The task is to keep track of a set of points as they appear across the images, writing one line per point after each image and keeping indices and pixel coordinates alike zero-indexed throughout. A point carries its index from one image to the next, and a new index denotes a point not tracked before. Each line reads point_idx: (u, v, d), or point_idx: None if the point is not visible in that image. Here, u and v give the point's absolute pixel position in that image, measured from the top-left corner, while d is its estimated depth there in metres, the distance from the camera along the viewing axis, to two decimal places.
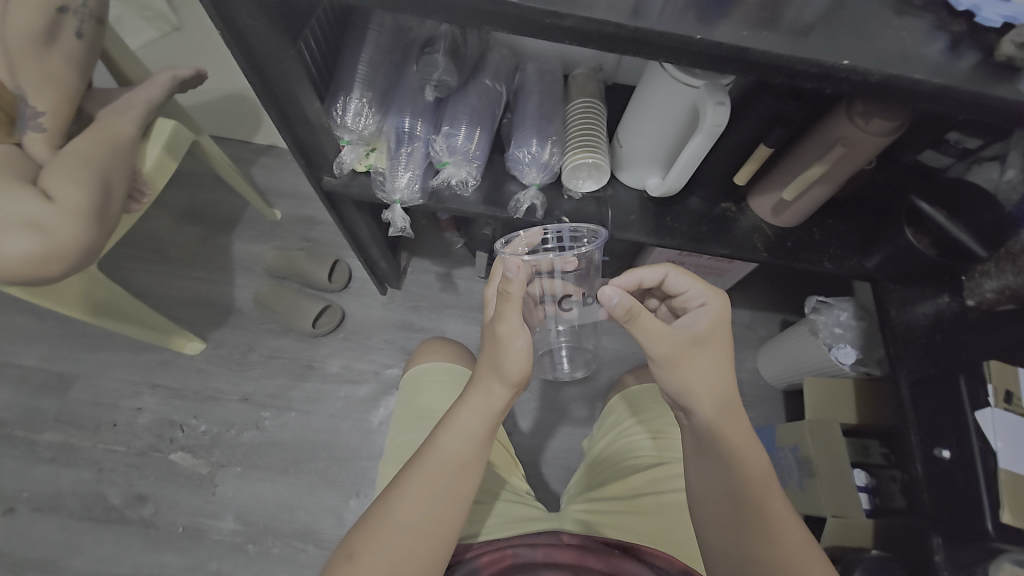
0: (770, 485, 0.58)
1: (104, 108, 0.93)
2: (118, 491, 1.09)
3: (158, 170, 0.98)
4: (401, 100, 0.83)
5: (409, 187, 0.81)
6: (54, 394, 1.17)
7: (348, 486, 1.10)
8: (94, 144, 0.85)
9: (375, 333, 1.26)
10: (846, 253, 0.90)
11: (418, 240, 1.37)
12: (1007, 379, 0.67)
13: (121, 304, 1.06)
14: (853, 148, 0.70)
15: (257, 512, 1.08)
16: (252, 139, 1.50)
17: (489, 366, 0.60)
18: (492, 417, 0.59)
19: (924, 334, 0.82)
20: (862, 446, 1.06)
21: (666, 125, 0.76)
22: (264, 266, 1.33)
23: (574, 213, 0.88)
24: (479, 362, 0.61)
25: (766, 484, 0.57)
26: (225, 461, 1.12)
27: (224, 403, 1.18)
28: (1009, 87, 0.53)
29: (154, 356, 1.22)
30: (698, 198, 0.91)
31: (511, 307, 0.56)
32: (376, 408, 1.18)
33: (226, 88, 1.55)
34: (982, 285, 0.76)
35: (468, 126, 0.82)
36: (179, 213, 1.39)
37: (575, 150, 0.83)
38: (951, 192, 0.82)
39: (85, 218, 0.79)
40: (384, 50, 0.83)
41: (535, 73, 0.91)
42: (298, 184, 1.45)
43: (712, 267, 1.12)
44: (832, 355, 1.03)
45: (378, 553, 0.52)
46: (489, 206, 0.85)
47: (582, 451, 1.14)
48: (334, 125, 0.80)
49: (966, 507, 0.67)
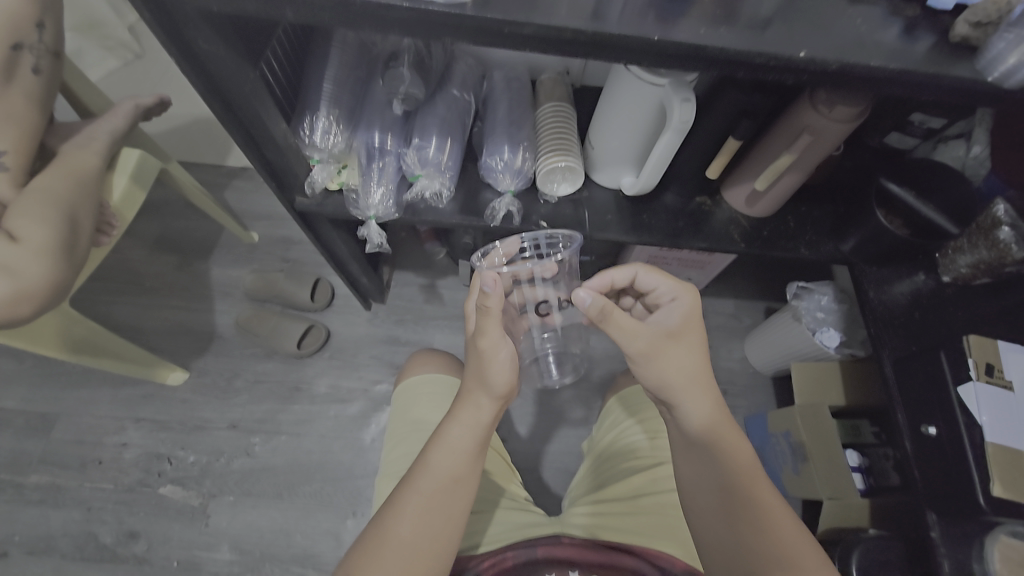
0: (758, 474, 0.57)
1: (67, 141, 0.91)
2: (109, 529, 1.06)
3: (126, 201, 0.96)
4: (370, 115, 0.82)
5: (383, 202, 0.81)
6: (36, 436, 1.14)
7: (344, 506, 1.09)
8: (57, 180, 0.82)
9: (362, 350, 1.25)
10: (822, 238, 0.91)
11: (398, 253, 1.36)
12: (987, 353, 0.68)
13: (99, 339, 1.03)
14: (820, 135, 0.70)
15: (253, 539, 1.06)
16: (224, 162, 1.48)
17: (476, 380, 0.59)
18: (482, 431, 0.59)
19: (902, 313, 0.83)
20: (853, 426, 1.07)
21: (637, 124, 0.76)
22: (243, 289, 1.31)
23: (551, 216, 0.87)
24: (466, 376, 0.61)
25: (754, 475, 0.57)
26: (217, 490, 1.10)
27: (212, 431, 1.16)
28: (966, 67, 0.54)
29: (138, 389, 1.20)
30: (673, 193, 0.91)
31: (490, 321, 0.56)
32: (367, 425, 1.17)
33: (194, 113, 1.53)
34: (957, 261, 0.77)
35: (438, 138, 0.81)
36: (154, 241, 1.37)
37: (547, 154, 0.83)
38: (918, 171, 0.84)
39: (53, 257, 0.77)
40: (349, 67, 0.81)
41: (502, 80, 0.91)
42: (273, 205, 1.44)
43: (693, 260, 1.13)
44: (816, 339, 1.04)
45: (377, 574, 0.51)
46: (466, 216, 0.85)
47: (579, 452, 1.13)
48: (302, 145, 0.79)
49: (958, 484, 0.67)
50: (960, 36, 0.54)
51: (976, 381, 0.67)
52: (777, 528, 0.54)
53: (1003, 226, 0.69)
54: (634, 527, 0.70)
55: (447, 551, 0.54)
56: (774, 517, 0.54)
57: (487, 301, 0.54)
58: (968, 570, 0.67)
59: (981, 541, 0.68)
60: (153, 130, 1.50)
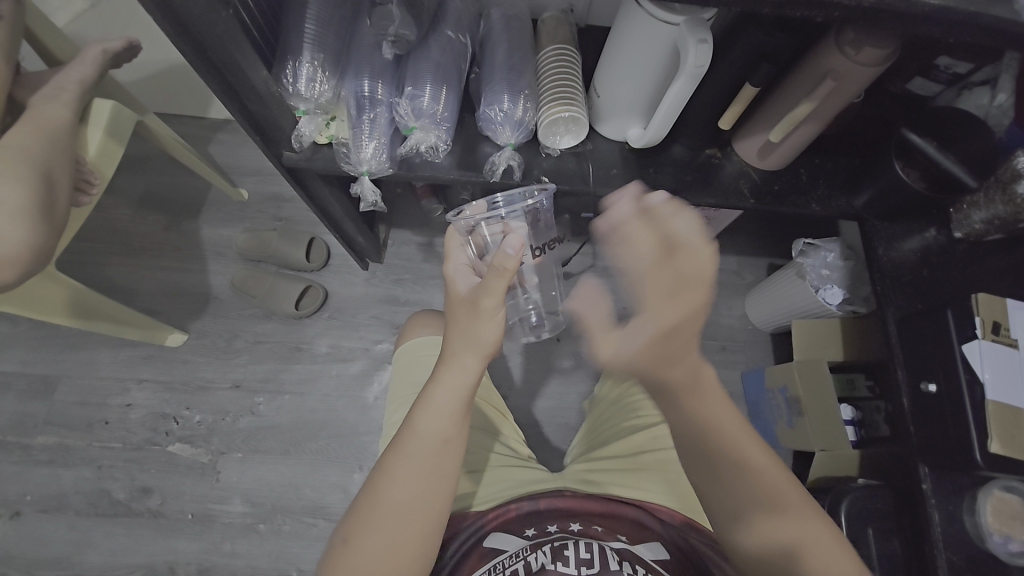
0: (733, 419, 0.57)
1: (35, 92, 0.85)
2: (121, 486, 1.09)
3: (103, 157, 0.91)
4: (358, 60, 0.76)
5: (376, 157, 0.76)
6: (40, 398, 1.15)
7: (350, 461, 1.12)
8: (29, 135, 0.77)
9: (361, 310, 1.24)
10: (834, 193, 0.88)
11: (394, 210, 1.32)
12: (995, 311, 0.67)
13: (93, 303, 1.02)
14: (844, 82, 0.66)
15: (264, 492, 1.09)
16: (206, 114, 1.40)
17: (460, 342, 0.57)
18: (468, 393, 0.57)
19: (911, 270, 0.81)
20: (848, 381, 1.08)
21: (646, 68, 0.71)
22: (236, 250, 1.28)
23: (553, 171, 0.83)
24: (448, 339, 0.58)
25: (732, 417, 0.57)
26: (225, 448, 1.12)
27: (215, 391, 1.17)
28: (1006, 6, 0.48)
29: (137, 350, 1.19)
30: (681, 145, 0.87)
31: (502, 282, 0.52)
32: (370, 383, 1.18)
33: (171, 62, 1.43)
34: (971, 217, 0.75)
35: (433, 85, 0.76)
36: (139, 200, 1.32)
37: (550, 104, 0.78)
38: (940, 122, 0.79)
39: (31, 219, 0.73)
40: (332, 5, 0.74)
41: (501, 19, 0.84)
42: (261, 160, 1.38)
43: (698, 216, 1.10)
44: (819, 296, 1.03)
45: (374, 538, 0.52)
46: (463, 171, 0.81)
47: (579, 408, 1.15)
48: (287, 95, 0.73)
49: (957, 440, 0.68)
50: None
51: (982, 339, 0.66)
52: (758, 469, 0.55)
53: (1022, 179, 0.67)
54: (635, 483, 0.72)
55: (441, 505, 0.55)
56: (750, 457, 0.56)
57: (505, 260, 0.50)
58: (956, 519, 0.71)
59: (971, 493, 0.71)
60: (129, 79, 1.41)
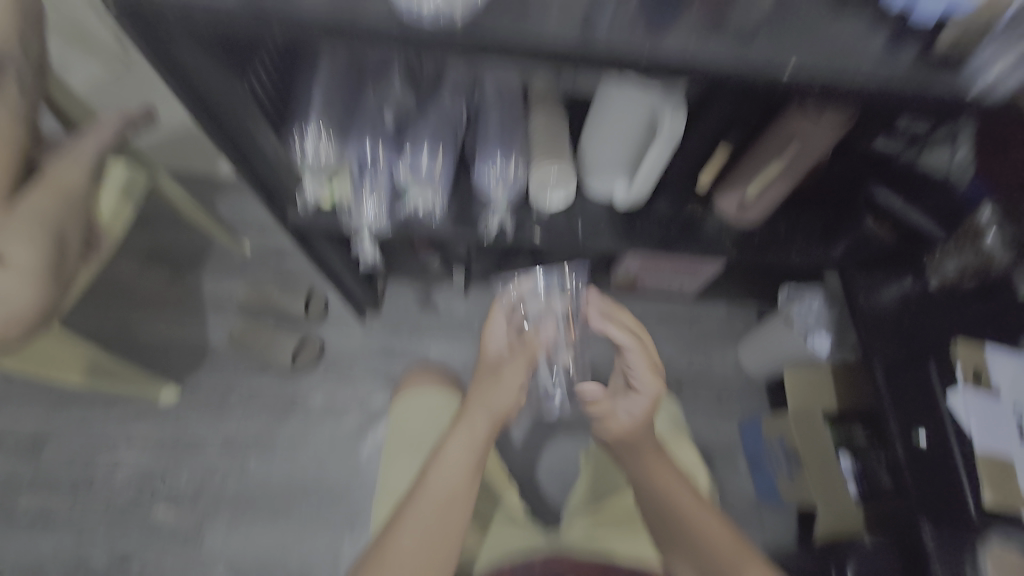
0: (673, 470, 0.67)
1: (55, 159, 0.90)
2: (101, 552, 1.05)
3: (115, 217, 0.95)
4: (361, 127, 0.82)
5: (377, 215, 0.83)
6: (26, 458, 1.12)
7: (342, 520, 1.08)
8: (45, 198, 0.81)
9: (358, 361, 1.24)
10: (813, 244, 0.90)
11: (392, 262, 1.36)
12: (976, 358, 0.69)
13: (109, 363, 1.04)
14: (810, 144, 0.72)
15: (251, 557, 1.05)
16: (215, 174, 1.46)
17: (478, 401, 0.60)
18: (481, 451, 0.58)
19: (893, 317, 0.84)
20: (846, 431, 1.06)
21: (629, 131, 0.77)
22: (236, 303, 1.31)
23: (544, 226, 0.89)
24: (468, 397, 0.61)
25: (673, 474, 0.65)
26: (212, 508, 1.09)
27: (206, 448, 1.15)
28: (946, 81, 0.55)
29: (130, 406, 1.18)
30: (665, 201, 0.92)
31: (521, 358, 0.64)
32: (364, 437, 1.16)
33: (185, 126, 1.51)
34: (945, 264, 0.79)
35: (431, 150, 0.81)
36: (144, 255, 1.35)
37: (542, 162, 0.83)
38: (907, 178, 0.84)
39: (41, 278, 0.76)
40: (338, 77, 0.79)
41: (495, 85, 0.87)
42: (265, 216, 1.43)
43: (686, 266, 1.14)
44: (808, 343, 1.05)
45: None
46: (460, 229, 0.88)
47: (577, 460, 1.13)
48: (294, 159, 0.78)
49: (952, 487, 0.69)
50: (946, 45, 0.55)
51: (964, 386, 0.68)
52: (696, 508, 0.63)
53: (988, 231, 0.73)
54: None
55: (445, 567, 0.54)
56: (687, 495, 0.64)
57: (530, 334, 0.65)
58: None
59: None
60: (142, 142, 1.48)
